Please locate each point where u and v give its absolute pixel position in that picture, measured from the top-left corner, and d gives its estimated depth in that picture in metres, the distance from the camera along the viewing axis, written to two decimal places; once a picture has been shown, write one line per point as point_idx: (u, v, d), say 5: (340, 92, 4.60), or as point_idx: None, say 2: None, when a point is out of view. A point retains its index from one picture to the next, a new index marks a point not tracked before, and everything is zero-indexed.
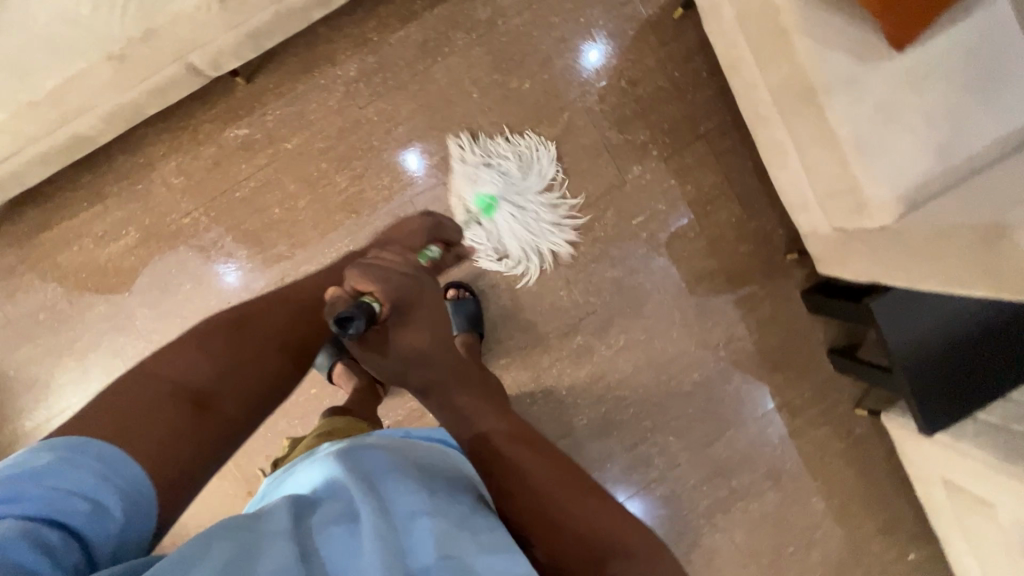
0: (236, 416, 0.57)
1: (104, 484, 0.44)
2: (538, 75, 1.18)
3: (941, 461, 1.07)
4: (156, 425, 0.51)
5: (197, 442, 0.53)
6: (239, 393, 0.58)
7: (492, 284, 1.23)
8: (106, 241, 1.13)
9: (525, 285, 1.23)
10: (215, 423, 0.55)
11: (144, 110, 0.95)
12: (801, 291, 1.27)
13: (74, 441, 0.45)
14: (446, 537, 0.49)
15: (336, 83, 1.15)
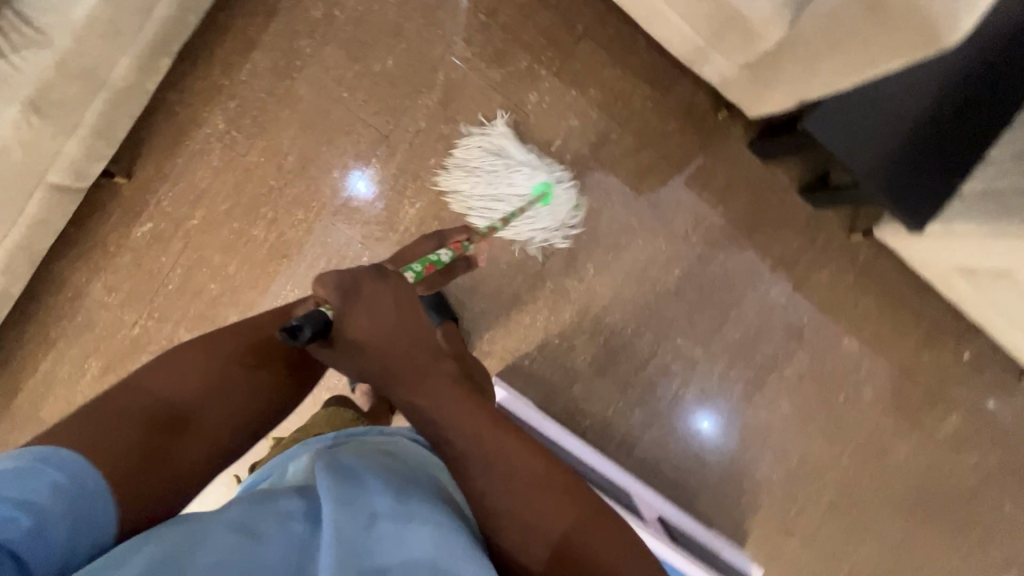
0: (210, 438, 0.62)
1: (56, 499, 0.46)
2: (397, 46, 1.12)
3: (947, 252, 1.00)
4: (137, 444, 0.56)
5: (169, 463, 0.57)
6: (221, 414, 0.63)
7: None
8: (73, 381, 1.14)
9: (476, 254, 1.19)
10: (191, 440, 0.60)
11: (37, 245, 0.94)
12: (748, 144, 1.20)
13: (40, 453, 0.49)
14: (407, 536, 0.47)
15: (211, 142, 1.11)
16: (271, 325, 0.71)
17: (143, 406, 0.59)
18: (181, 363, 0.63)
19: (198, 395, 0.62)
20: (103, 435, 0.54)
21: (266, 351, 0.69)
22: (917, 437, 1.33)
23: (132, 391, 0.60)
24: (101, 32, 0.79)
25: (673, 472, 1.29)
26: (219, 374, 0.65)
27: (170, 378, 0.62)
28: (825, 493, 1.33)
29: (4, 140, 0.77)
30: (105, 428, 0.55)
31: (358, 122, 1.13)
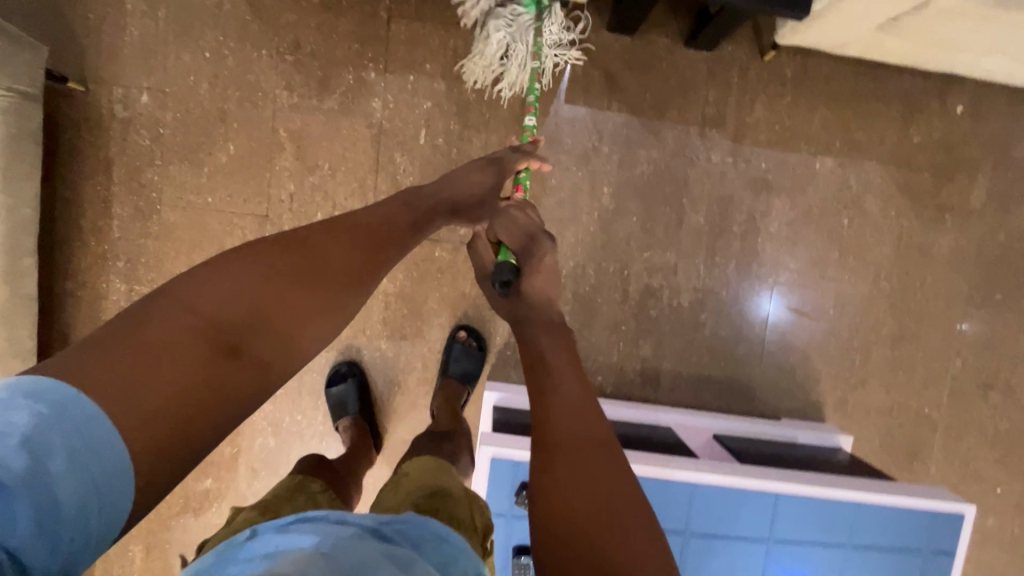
0: (260, 363, 0.58)
1: (68, 462, 0.42)
2: (231, 129, 1.10)
3: (852, 22, 0.86)
4: (183, 366, 0.52)
5: (215, 387, 0.53)
6: (270, 340, 0.59)
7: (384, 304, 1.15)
8: (128, 570, 1.18)
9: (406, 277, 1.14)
10: (243, 371, 0.56)
11: None
12: (608, 28, 1.09)
13: (58, 389, 0.44)
14: None
15: (123, 304, 1.13)
16: (336, 239, 0.68)
17: (198, 328, 0.54)
18: (243, 282, 0.59)
19: (259, 307, 0.59)
20: (147, 357, 0.50)
21: (331, 265, 0.66)
22: (951, 221, 1.16)
23: (179, 304, 0.55)
24: None
25: (711, 385, 1.19)
26: (280, 303, 0.60)
27: (222, 297, 0.57)
28: (883, 328, 1.18)
29: None
30: (160, 348, 0.51)
31: (236, 217, 1.11)
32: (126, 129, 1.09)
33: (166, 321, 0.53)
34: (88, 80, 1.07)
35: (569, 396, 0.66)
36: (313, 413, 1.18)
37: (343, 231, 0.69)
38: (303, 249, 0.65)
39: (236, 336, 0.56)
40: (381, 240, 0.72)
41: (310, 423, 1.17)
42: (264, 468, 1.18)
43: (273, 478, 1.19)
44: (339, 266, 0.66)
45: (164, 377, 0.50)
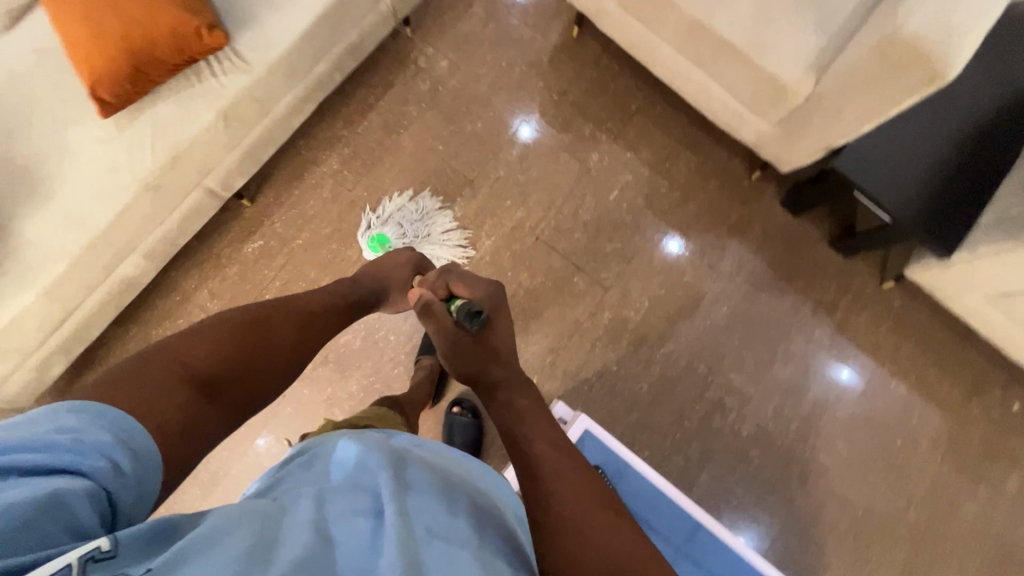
0: (225, 414, 0.65)
1: (116, 452, 0.46)
2: (486, 114, 1.39)
3: (975, 280, 1.11)
4: (176, 395, 0.58)
5: (203, 417, 0.61)
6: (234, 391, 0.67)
7: (513, 293, 1.32)
8: None
9: (540, 282, 1.33)
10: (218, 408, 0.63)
11: (179, 239, 1.11)
12: (780, 201, 1.38)
13: (92, 406, 0.49)
14: (453, 553, 0.45)
15: (325, 178, 1.33)
16: (281, 324, 0.79)
17: (177, 380, 0.60)
18: (213, 340, 0.68)
19: (226, 370, 0.67)
20: (152, 385, 0.57)
21: (271, 347, 0.75)
22: (985, 492, 1.30)
23: (165, 352, 0.63)
24: (284, 72, 1.04)
25: (732, 518, 1.26)
26: (243, 358, 0.70)
27: (201, 350, 0.66)
28: (898, 553, 1.26)
29: (195, 137, 0.97)
30: (161, 383, 0.58)
31: (448, 169, 1.36)
32: (416, 74, 1.39)
33: (154, 363, 0.61)
34: (416, 33, 1.41)
35: None
36: (403, 342, 1.29)
37: (285, 327, 0.79)
38: (247, 331, 0.73)
39: (211, 388, 0.64)
40: (308, 340, 0.82)
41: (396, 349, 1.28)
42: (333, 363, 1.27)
43: (335, 373, 1.27)
44: (276, 352, 0.75)
45: (165, 398, 0.57)
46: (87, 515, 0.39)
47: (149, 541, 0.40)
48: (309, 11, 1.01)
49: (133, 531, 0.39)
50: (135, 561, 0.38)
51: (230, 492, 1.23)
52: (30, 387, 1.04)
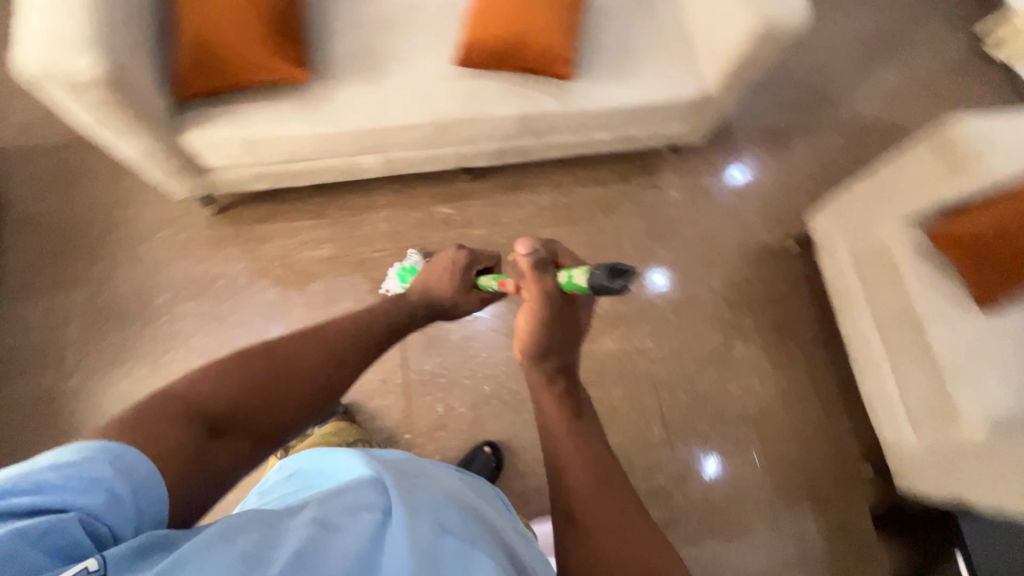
0: (242, 448, 0.59)
1: (116, 478, 0.46)
2: (678, 252, 1.50)
3: None
4: (185, 439, 0.54)
5: (206, 465, 0.55)
6: (246, 433, 0.61)
7: (598, 398, 1.35)
8: (305, 247, 1.34)
9: (624, 408, 1.35)
10: (228, 449, 0.58)
11: (412, 166, 1.26)
12: (871, 508, 1.33)
13: (99, 444, 0.48)
14: (469, 551, 0.46)
15: (529, 205, 1.48)
16: (313, 348, 0.69)
17: (182, 418, 0.56)
18: (228, 374, 0.62)
19: (248, 407, 0.61)
20: (162, 432, 0.53)
21: (301, 362, 0.67)
22: None
23: (175, 395, 0.58)
24: (583, 121, 1.20)
25: None
26: (264, 394, 0.63)
27: (216, 389, 0.60)
28: None
29: (495, 115, 1.13)
30: (157, 425, 0.54)
31: None
32: (650, 186, 1.54)
33: (159, 406, 0.56)
34: (672, 159, 1.58)
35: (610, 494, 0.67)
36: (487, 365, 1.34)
37: (319, 342, 0.70)
38: (268, 350, 0.66)
39: (227, 421, 0.59)
40: (354, 353, 0.71)
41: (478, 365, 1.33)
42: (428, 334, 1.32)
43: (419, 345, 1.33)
44: (308, 367, 0.67)
45: (166, 436, 0.53)
46: (79, 537, 0.41)
47: (138, 554, 0.41)
48: (636, 97, 1.18)
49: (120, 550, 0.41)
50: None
51: None
52: (233, 183, 1.18)
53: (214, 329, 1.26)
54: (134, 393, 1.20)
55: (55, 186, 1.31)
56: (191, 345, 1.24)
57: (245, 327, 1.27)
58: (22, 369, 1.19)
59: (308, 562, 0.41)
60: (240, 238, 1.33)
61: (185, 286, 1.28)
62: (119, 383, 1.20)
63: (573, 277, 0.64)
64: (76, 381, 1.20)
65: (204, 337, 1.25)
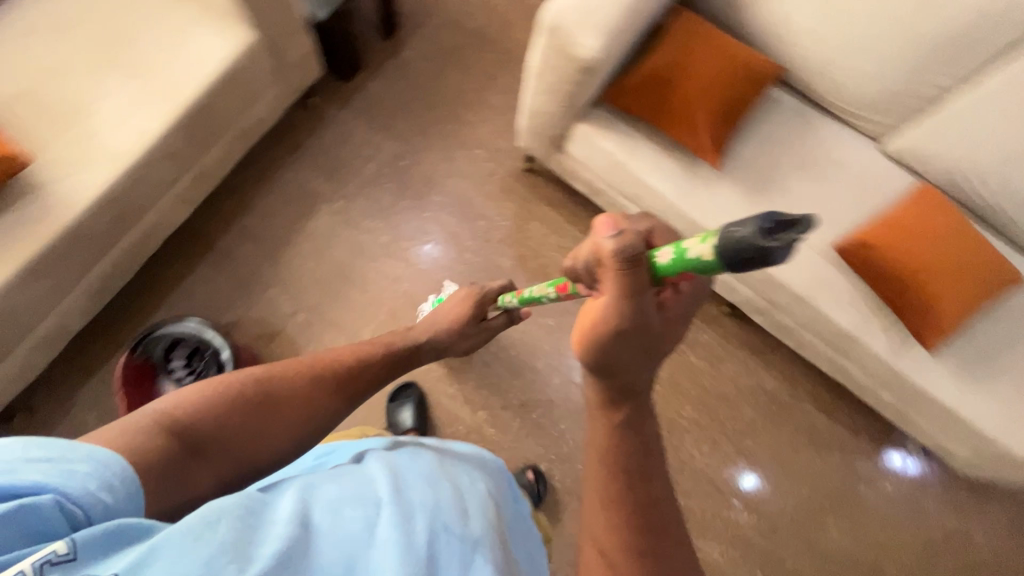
0: (221, 472, 0.53)
1: (94, 474, 0.40)
2: (846, 542, 1.29)
3: None
4: (165, 455, 0.48)
5: (182, 485, 0.49)
6: (234, 454, 0.54)
7: None
8: (559, 250, 1.35)
9: None
10: (206, 471, 0.51)
11: (702, 275, 1.21)
12: None
13: (78, 445, 0.42)
14: (476, 549, 0.43)
15: (753, 377, 1.36)
16: (300, 378, 0.63)
17: (167, 431, 0.50)
18: (212, 390, 0.56)
19: (232, 431, 0.55)
20: (138, 451, 0.46)
21: (288, 391, 0.61)
22: None
23: (163, 406, 0.51)
24: (891, 382, 1.06)
25: None
26: (250, 419, 0.56)
27: (201, 403, 0.54)
28: None
29: (822, 312, 1.04)
30: (140, 443, 0.46)
31: (781, 504, 1.30)
32: (875, 461, 1.34)
33: (140, 428, 0.48)
34: (919, 458, 1.34)
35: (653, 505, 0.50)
36: None
37: (307, 373, 0.64)
38: (259, 376, 0.60)
39: (212, 443, 0.53)
40: (342, 385, 0.66)
41: None
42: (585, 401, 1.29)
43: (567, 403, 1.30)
44: (295, 393, 0.61)
45: (140, 458, 0.45)
46: (58, 523, 0.36)
47: (112, 542, 0.36)
48: (968, 411, 1.00)
49: (95, 533, 0.36)
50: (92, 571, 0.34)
51: None
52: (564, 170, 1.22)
53: (448, 251, 1.33)
54: (364, 249, 1.31)
55: (442, 60, 1.46)
56: (424, 249, 1.33)
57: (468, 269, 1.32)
58: (316, 165, 1.35)
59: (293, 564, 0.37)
60: (523, 203, 1.38)
61: (457, 203, 1.37)
62: (360, 231, 1.32)
63: (686, 250, 0.40)
64: (338, 206, 1.34)
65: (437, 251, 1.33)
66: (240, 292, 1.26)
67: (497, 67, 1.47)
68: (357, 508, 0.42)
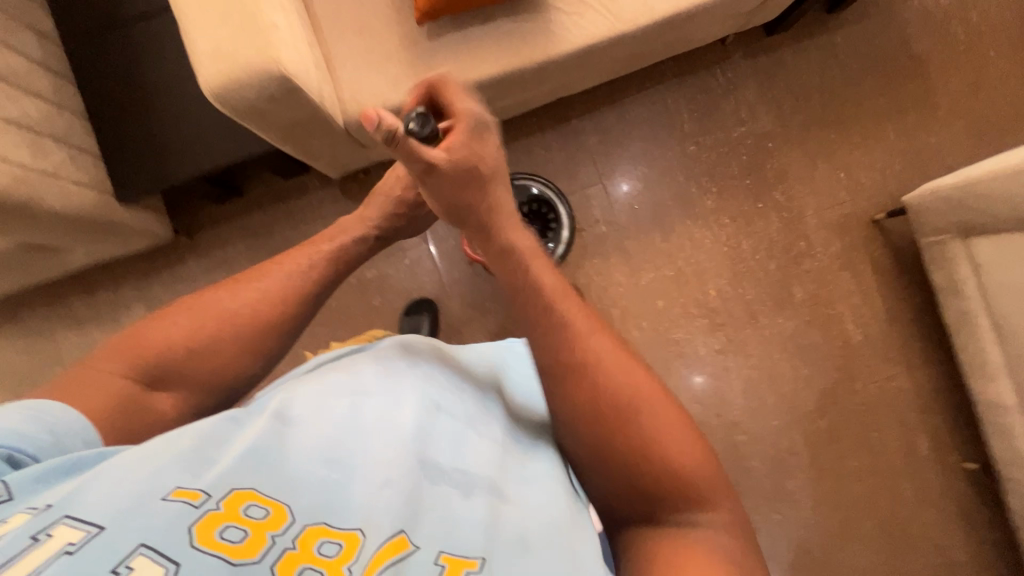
0: (184, 399, 0.61)
1: (32, 425, 0.48)
2: None
3: None
4: (110, 394, 0.56)
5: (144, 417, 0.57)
6: (196, 384, 0.62)
7: None
8: (852, 314, 1.29)
9: None
10: (170, 395, 0.60)
11: (998, 424, 1.11)
12: None
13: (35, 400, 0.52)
14: (464, 436, 0.57)
15: (956, 541, 1.25)
16: (245, 295, 0.66)
17: (116, 371, 0.58)
18: (172, 318, 0.63)
19: (183, 355, 0.61)
20: (93, 386, 0.56)
21: (226, 337, 0.63)
22: None
23: (132, 341, 0.61)
24: None
25: None
26: (203, 340, 0.62)
27: (172, 328, 0.62)
28: None
29: None
30: (93, 385, 0.56)
31: None
32: None
33: (104, 374, 0.57)
34: None
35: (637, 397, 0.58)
36: (769, 525, 1.25)
37: (251, 306, 0.65)
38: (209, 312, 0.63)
39: (168, 373, 0.60)
40: (275, 328, 0.66)
41: (768, 513, 1.25)
42: (785, 454, 1.26)
43: (775, 450, 1.26)
44: (242, 303, 0.65)
45: (90, 393, 0.55)
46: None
47: (44, 479, 0.44)
48: None
49: (29, 474, 0.43)
50: (27, 500, 0.41)
51: (725, 307, 1.29)
52: (935, 255, 1.16)
53: (755, 251, 1.30)
54: (686, 202, 1.31)
55: (861, 68, 1.33)
56: (735, 235, 1.30)
57: (762, 277, 1.30)
58: (690, 103, 1.32)
59: (271, 452, 0.48)
60: (847, 250, 1.30)
61: (790, 213, 1.31)
62: (693, 185, 1.31)
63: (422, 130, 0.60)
64: (687, 151, 1.31)
65: (744, 244, 1.30)
66: (565, 176, 1.30)
67: (908, 105, 1.32)
68: (347, 400, 0.56)
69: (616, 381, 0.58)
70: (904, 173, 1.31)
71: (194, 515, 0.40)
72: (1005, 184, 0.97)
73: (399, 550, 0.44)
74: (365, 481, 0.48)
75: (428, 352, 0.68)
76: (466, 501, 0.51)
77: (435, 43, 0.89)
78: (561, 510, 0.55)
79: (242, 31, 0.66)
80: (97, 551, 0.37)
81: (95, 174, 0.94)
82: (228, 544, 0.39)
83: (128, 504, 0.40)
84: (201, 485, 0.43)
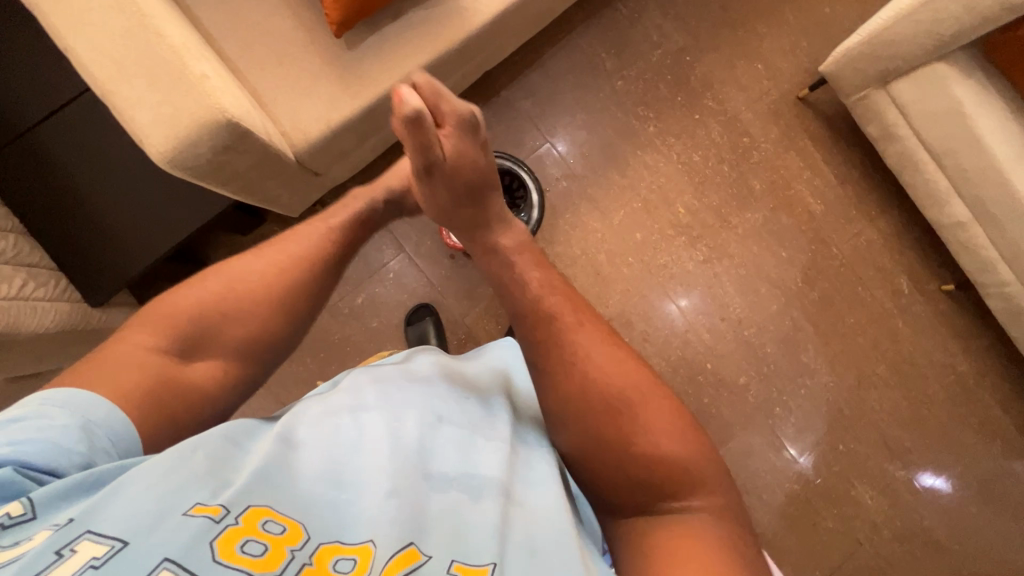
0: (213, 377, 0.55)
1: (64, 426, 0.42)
2: (1002, 521, 1.32)
3: None
4: (138, 372, 0.50)
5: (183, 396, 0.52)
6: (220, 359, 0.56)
7: (824, 516, 1.30)
8: (808, 187, 1.38)
9: (838, 546, 1.29)
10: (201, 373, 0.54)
11: (959, 242, 1.22)
12: None
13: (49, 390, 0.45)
14: (467, 442, 0.54)
15: (957, 355, 1.36)
16: (260, 266, 0.61)
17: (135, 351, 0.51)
18: (183, 295, 0.57)
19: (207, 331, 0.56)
20: (115, 367, 0.49)
21: (248, 306, 0.58)
22: None
23: (145, 321, 0.54)
24: None
25: None
26: (229, 312, 0.57)
27: (190, 304, 0.56)
28: None
29: None
30: (118, 366, 0.49)
31: (956, 473, 1.33)
32: None
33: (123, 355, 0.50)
34: None
35: (688, 434, 0.57)
36: (798, 398, 1.33)
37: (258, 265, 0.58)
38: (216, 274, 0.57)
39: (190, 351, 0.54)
40: (303, 302, 0.62)
41: (794, 389, 1.33)
42: (791, 332, 1.35)
43: (782, 330, 1.34)
44: (260, 276, 0.61)
45: (115, 374, 0.49)
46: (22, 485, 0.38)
47: (69, 492, 0.38)
48: None
49: (50, 489, 0.37)
50: (52, 517, 0.36)
51: (696, 219, 1.35)
52: (863, 110, 1.24)
53: (706, 159, 1.36)
54: (631, 134, 1.35)
55: None
56: (684, 151, 1.36)
57: (720, 180, 1.36)
58: (605, 42, 1.36)
59: (275, 470, 0.43)
60: (785, 132, 1.38)
61: (726, 115, 1.37)
62: (631, 116, 1.36)
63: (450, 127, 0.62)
64: (617, 86, 1.36)
65: (695, 156, 1.36)
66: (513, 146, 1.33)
67: None
68: (349, 414, 0.51)
69: (663, 411, 0.57)
70: (812, 48, 1.40)
71: (214, 530, 0.36)
72: (908, 25, 1.06)
73: (409, 562, 0.40)
74: (373, 492, 0.44)
75: (434, 360, 0.65)
76: (476, 508, 0.47)
77: (357, 51, 0.89)
78: (565, 518, 0.51)
79: (176, 90, 0.66)
80: (124, 568, 0.33)
81: (59, 285, 0.92)
82: (248, 559, 0.35)
83: (148, 515, 0.35)
84: (219, 500, 0.38)
